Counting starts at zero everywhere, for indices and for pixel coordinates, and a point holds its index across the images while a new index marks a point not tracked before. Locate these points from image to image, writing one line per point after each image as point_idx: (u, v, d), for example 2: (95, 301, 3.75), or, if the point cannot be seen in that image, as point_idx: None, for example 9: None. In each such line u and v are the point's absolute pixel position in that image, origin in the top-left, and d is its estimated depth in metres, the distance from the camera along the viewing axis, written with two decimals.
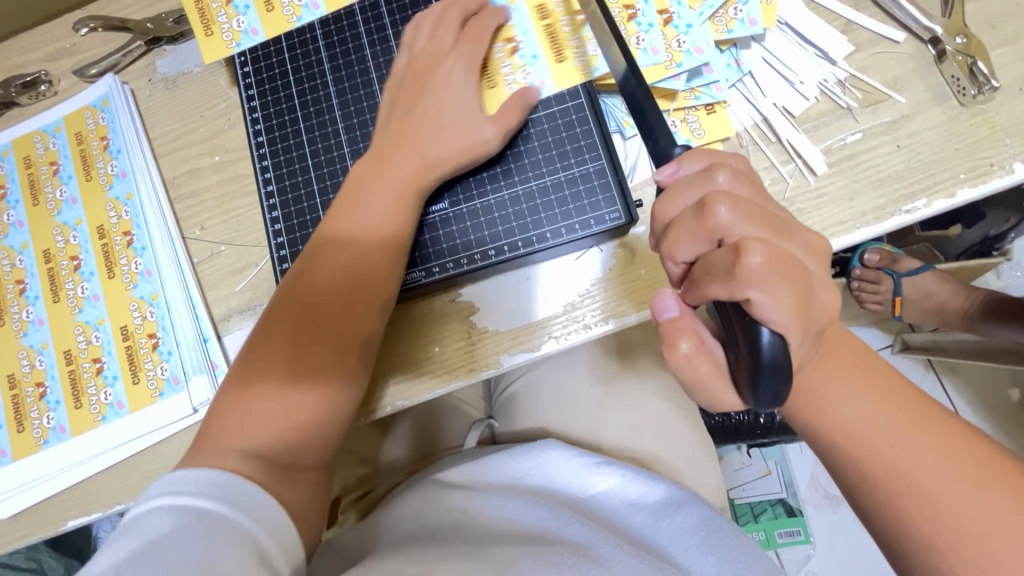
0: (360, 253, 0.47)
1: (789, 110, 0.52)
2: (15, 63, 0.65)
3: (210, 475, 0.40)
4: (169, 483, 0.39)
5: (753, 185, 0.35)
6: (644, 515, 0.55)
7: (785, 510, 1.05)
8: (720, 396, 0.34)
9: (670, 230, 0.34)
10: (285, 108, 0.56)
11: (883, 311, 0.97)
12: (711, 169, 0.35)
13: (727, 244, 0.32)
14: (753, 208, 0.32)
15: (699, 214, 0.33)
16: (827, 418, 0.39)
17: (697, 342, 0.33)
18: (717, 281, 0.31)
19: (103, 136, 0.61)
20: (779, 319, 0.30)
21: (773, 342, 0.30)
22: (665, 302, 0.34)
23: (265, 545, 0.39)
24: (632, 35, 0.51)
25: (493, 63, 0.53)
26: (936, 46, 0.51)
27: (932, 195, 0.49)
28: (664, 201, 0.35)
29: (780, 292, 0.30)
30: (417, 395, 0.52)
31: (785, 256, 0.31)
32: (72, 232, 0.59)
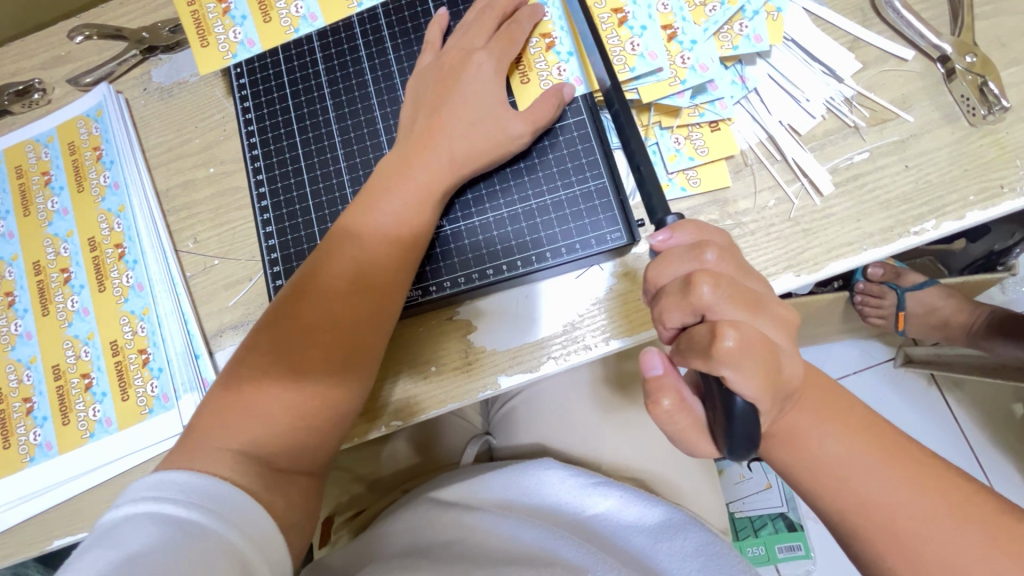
0: (353, 268, 0.45)
1: (795, 128, 0.51)
2: (9, 71, 0.64)
3: (196, 481, 0.38)
4: (153, 489, 0.37)
5: (738, 262, 0.35)
6: (642, 537, 0.54)
7: (785, 525, 1.03)
8: (699, 448, 0.35)
9: (659, 300, 0.35)
10: (281, 121, 0.56)
11: (886, 324, 0.95)
12: (701, 247, 0.35)
13: (708, 321, 0.33)
14: (734, 287, 0.33)
15: (683, 291, 0.33)
16: (833, 450, 0.37)
17: (678, 398, 0.35)
18: (697, 356, 0.32)
19: (96, 146, 0.60)
20: (751, 393, 0.31)
21: (745, 411, 0.31)
22: (652, 359, 0.35)
23: (250, 556, 0.37)
24: (626, 40, 0.50)
25: (527, 57, 0.51)
26: (945, 65, 0.50)
27: (941, 216, 0.48)
28: (656, 267, 0.36)
29: (753, 371, 0.31)
30: (412, 416, 0.51)
31: (757, 338, 0.32)
32: (63, 244, 0.58)
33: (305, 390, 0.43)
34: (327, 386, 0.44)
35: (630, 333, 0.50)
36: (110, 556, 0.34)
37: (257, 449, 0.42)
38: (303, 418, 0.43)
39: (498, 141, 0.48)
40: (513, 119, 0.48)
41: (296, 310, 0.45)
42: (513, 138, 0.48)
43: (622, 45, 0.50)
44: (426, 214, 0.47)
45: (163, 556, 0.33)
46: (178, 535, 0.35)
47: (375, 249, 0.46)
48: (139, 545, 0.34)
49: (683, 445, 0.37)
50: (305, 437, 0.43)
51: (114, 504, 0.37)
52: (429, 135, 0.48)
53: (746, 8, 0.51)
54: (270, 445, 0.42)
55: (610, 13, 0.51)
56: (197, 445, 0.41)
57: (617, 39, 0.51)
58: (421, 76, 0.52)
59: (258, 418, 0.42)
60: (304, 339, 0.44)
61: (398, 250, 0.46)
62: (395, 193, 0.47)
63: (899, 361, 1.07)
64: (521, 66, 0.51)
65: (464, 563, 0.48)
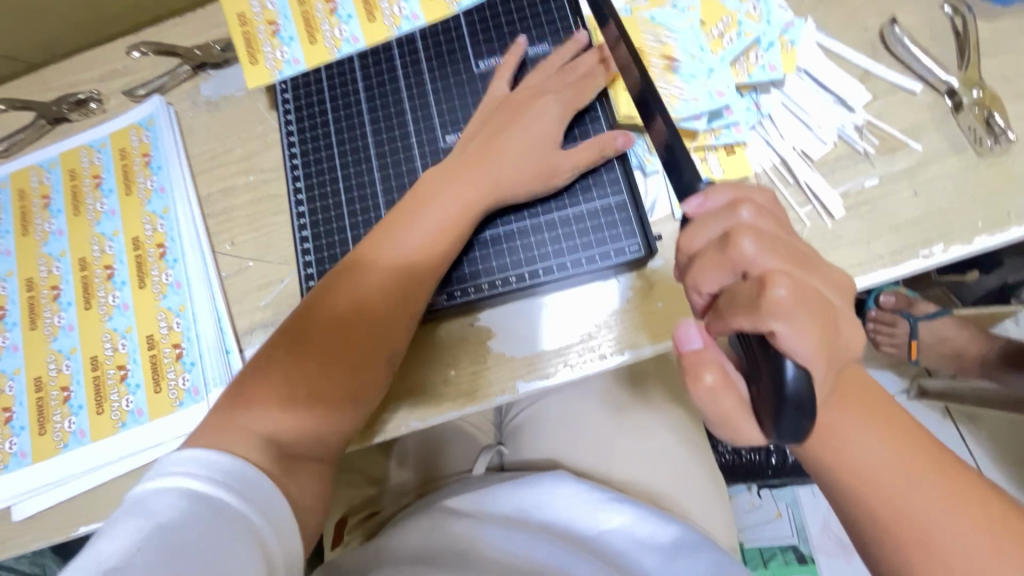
0: (358, 295, 0.48)
1: (807, 154, 0.53)
2: (68, 82, 0.69)
3: (228, 464, 0.40)
4: (184, 462, 0.39)
5: (776, 221, 0.35)
6: (655, 556, 0.54)
7: (796, 557, 1.02)
8: (744, 431, 0.34)
9: (693, 264, 0.35)
10: (321, 133, 0.59)
11: (899, 353, 0.97)
12: (735, 204, 0.35)
13: (751, 276, 0.32)
14: (776, 242, 0.33)
15: (722, 247, 0.33)
16: (843, 461, 0.38)
17: (721, 374, 0.34)
18: (741, 311, 0.31)
19: (146, 153, 0.64)
20: (804, 354, 0.30)
21: (798, 375, 0.30)
22: (687, 332, 0.35)
23: (271, 549, 0.38)
24: (671, 85, 0.53)
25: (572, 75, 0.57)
26: (952, 98, 0.53)
27: (949, 241, 0.50)
28: (687, 234, 0.36)
29: (805, 326, 0.30)
30: (429, 416, 0.53)
31: (808, 290, 0.31)
32: (109, 242, 0.61)
33: (317, 402, 0.45)
34: (337, 401, 0.46)
35: (646, 343, 0.51)
36: (144, 527, 0.36)
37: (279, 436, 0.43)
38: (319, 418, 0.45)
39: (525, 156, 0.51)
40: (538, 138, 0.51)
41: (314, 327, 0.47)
42: (557, 173, 0.51)
43: (668, 86, 0.53)
44: (452, 231, 0.50)
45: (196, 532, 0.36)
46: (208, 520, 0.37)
47: (389, 277, 0.48)
48: (172, 518, 0.36)
49: (726, 429, 0.35)
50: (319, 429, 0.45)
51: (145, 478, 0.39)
52: (479, 152, 0.51)
53: (761, 40, 0.54)
54: (288, 433, 0.44)
55: (660, 60, 0.54)
56: (227, 425, 0.43)
57: (666, 80, 0.53)
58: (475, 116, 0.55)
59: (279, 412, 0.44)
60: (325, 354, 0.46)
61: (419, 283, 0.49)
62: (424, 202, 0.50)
63: (912, 394, 1.06)
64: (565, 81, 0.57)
65: None
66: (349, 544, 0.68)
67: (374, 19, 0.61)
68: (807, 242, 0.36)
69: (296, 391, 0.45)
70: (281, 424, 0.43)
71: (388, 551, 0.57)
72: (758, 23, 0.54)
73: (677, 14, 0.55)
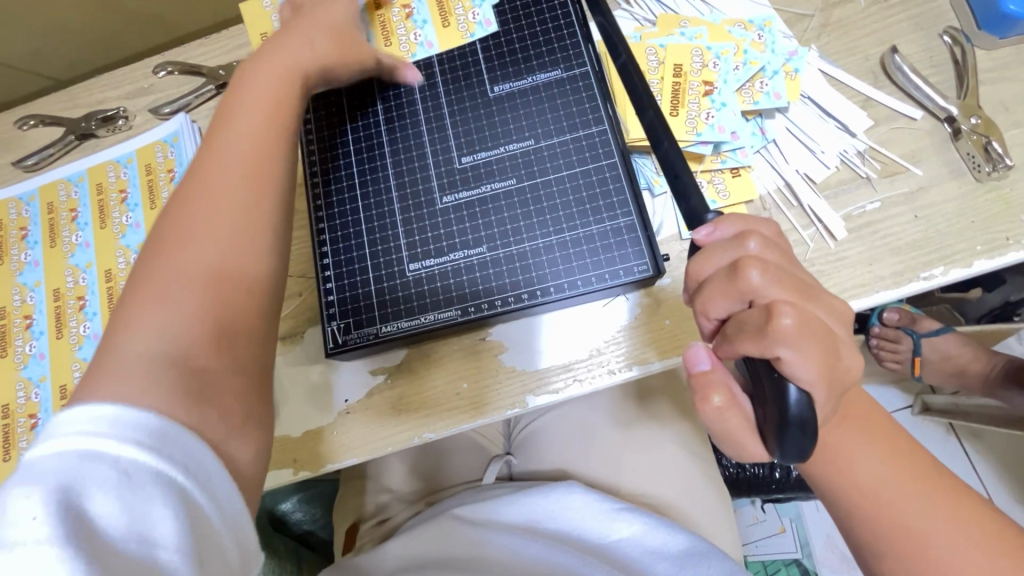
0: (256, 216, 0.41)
1: (811, 177, 0.55)
2: (96, 99, 0.72)
3: (145, 418, 0.31)
4: (106, 422, 0.30)
5: (782, 252, 0.37)
6: (666, 564, 0.55)
7: (799, 571, 1.03)
8: (749, 448, 0.36)
9: (703, 290, 0.37)
10: (337, 144, 0.59)
11: (902, 367, 0.98)
12: (743, 236, 0.36)
13: (758, 305, 0.34)
14: (783, 273, 0.34)
15: (730, 277, 0.35)
16: (846, 477, 0.40)
17: (729, 395, 0.35)
18: (748, 338, 0.33)
19: (170, 168, 0.66)
20: (807, 379, 0.32)
21: (799, 399, 0.32)
22: (698, 355, 0.36)
23: (217, 533, 0.31)
24: (704, 109, 0.55)
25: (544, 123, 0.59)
26: (951, 125, 0.54)
27: (949, 263, 0.51)
28: (697, 261, 0.38)
29: (809, 354, 0.32)
30: (443, 428, 0.54)
31: (813, 320, 0.33)
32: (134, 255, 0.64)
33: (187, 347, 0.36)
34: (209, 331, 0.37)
35: (654, 359, 0.53)
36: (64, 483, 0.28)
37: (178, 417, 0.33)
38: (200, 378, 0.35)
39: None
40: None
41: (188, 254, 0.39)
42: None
43: (699, 111, 0.55)
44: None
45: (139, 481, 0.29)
46: (145, 471, 0.29)
47: (278, 199, 0.43)
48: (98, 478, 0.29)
49: (729, 445, 0.37)
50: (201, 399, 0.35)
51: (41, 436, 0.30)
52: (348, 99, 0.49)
53: (766, 68, 0.56)
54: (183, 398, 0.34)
55: (699, 84, 0.56)
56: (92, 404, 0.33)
57: (697, 104, 0.55)
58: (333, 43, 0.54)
59: (137, 375, 0.33)
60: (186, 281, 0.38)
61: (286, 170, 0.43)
62: None
63: (917, 410, 1.07)
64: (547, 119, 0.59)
65: None
66: (360, 549, 0.70)
67: (390, 44, 0.62)
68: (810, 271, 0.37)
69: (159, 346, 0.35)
70: (167, 395, 0.33)
71: None
72: (764, 52, 0.56)
73: (685, 41, 0.57)
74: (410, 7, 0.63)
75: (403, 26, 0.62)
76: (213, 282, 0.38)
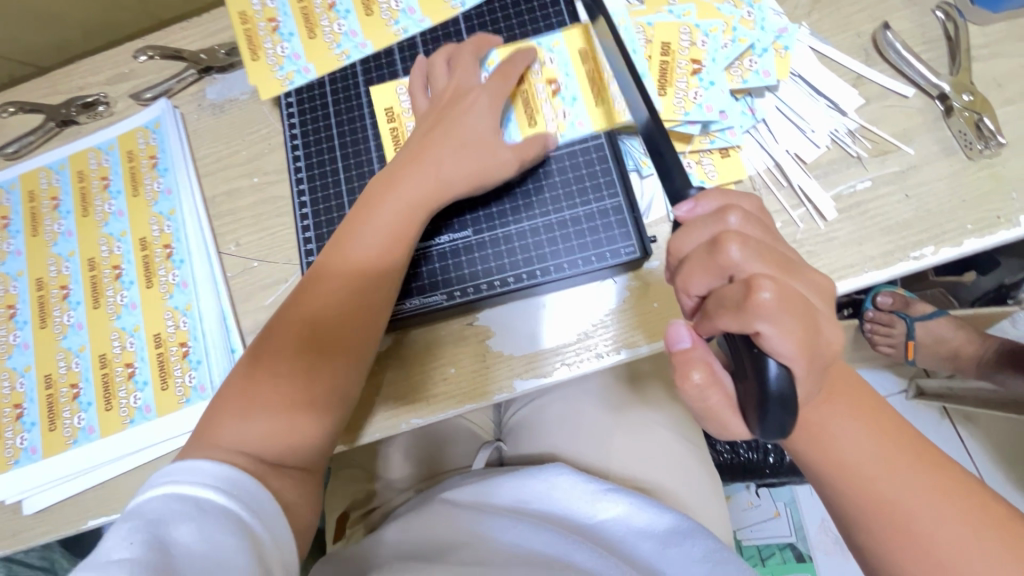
0: (352, 264, 0.50)
1: (801, 157, 0.54)
2: (77, 85, 0.70)
3: (231, 474, 0.43)
4: (206, 472, 0.43)
5: (763, 227, 0.37)
6: (650, 543, 0.56)
7: (794, 555, 1.03)
8: (729, 424, 0.35)
9: (683, 267, 0.36)
10: (323, 136, 0.61)
11: (896, 353, 0.98)
12: (723, 210, 0.36)
13: (738, 280, 0.34)
14: (763, 248, 0.34)
15: (711, 252, 0.34)
16: (834, 458, 0.39)
17: (708, 372, 0.35)
18: (727, 313, 0.33)
19: (152, 155, 0.65)
20: (786, 354, 0.31)
21: (779, 374, 0.31)
22: (679, 332, 0.36)
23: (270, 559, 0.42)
24: (692, 88, 0.54)
25: (534, 100, 0.56)
26: (943, 103, 0.54)
27: (939, 243, 0.50)
28: (678, 237, 0.37)
29: (789, 328, 0.31)
30: (430, 413, 0.54)
31: (793, 295, 0.33)
32: (117, 243, 0.63)
33: (303, 384, 0.47)
34: (318, 378, 0.48)
35: (643, 342, 0.52)
36: (145, 527, 0.39)
37: (258, 437, 0.46)
38: (295, 408, 0.47)
39: (506, 159, 0.52)
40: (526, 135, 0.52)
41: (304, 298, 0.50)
42: (502, 164, 0.52)
43: (687, 89, 0.54)
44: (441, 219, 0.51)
45: (182, 531, 0.39)
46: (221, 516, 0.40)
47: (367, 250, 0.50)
48: (168, 518, 0.40)
49: (711, 423, 0.36)
50: (297, 426, 0.47)
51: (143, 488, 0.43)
52: (424, 152, 0.52)
53: (756, 45, 0.55)
54: (272, 433, 0.46)
55: (687, 62, 0.55)
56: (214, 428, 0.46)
57: (686, 83, 0.54)
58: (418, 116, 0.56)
59: (261, 407, 0.47)
60: (302, 320, 0.49)
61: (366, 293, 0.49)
62: (415, 198, 0.51)
63: (911, 394, 1.07)
64: (528, 103, 0.56)
65: (478, 564, 0.52)
66: (350, 538, 0.70)
67: (535, 123, 0.56)
68: (791, 247, 0.37)
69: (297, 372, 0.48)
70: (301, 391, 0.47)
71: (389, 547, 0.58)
72: (753, 29, 0.55)
73: (674, 19, 0.56)
74: (556, 81, 0.57)
75: (549, 103, 0.56)
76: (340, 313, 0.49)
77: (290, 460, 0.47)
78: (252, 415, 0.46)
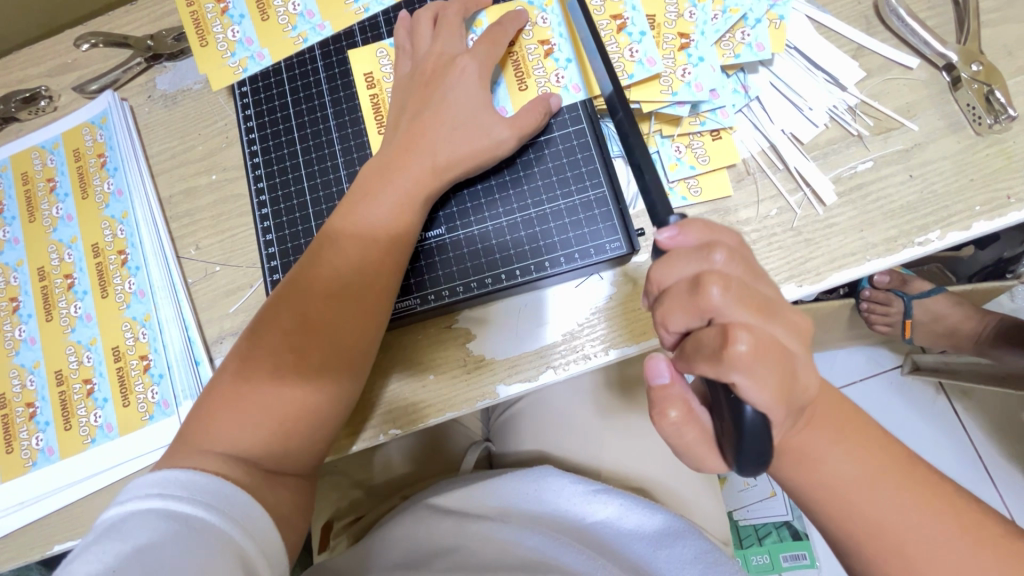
0: (341, 263, 0.46)
1: (797, 137, 0.51)
2: (17, 78, 0.65)
3: (215, 485, 0.39)
4: (184, 485, 0.38)
5: (748, 265, 0.33)
6: (641, 544, 0.54)
7: (790, 533, 1.02)
8: (706, 461, 0.34)
9: (662, 302, 0.33)
10: (282, 129, 0.56)
11: (893, 332, 0.93)
12: (709, 246, 0.32)
13: (717, 325, 0.31)
14: (745, 291, 0.31)
15: (691, 293, 0.31)
16: (834, 465, 0.37)
17: (686, 410, 0.33)
18: (705, 361, 0.30)
19: (101, 153, 0.60)
20: (762, 401, 0.29)
21: (755, 420, 0.29)
22: (658, 367, 0.33)
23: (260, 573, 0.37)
24: (680, 66, 0.50)
25: (526, 64, 0.52)
26: (950, 73, 0.50)
27: (946, 227, 0.47)
28: (659, 268, 0.33)
29: (765, 378, 0.29)
30: (410, 423, 0.51)
31: (770, 343, 0.30)
32: (67, 250, 0.58)
33: (293, 395, 0.43)
34: (307, 388, 0.44)
35: (630, 343, 0.49)
36: (121, 551, 0.34)
37: (242, 447, 0.42)
38: (283, 424, 0.43)
39: (477, 148, 0.48)
40: (495, 124, 0.48)
41: (285, 302, 0.45)
42: (498, 143, 0.48)
43: (675, 68, 0.50)
44: (407, 216, 0.47)
45: (167, 553, 0.34)
46: (204, 533, 0.36)
47: (360, 246, 0.46)
48: (149, 540, 0.34)
49: (688, 457, 0.35)
50: (287, 442, 0.43)
51: (117, 501, 0.38)
52: (420, 141, 0.48)
53: (748, 16, 0.51)
54: (254, 448, 0.42)
55: (674, 36, 0.51)
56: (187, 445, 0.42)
57: (674, 60, 0.50)
58: (403, 84, 0.52)
59: (243, 426, 0.42)
60: (288, 326, 0.44)
61: (357, 294, 0.45)
62: (380, 196, 0.47)
63: (906, 369, 1.06)
64: (519, 69, 0.52)
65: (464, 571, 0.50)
66: (334, 549, 0.68)
67: (526, 87, 0.51)
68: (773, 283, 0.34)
69: (284, 372, 0.43)
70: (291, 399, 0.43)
71: (373, 558, 0.56)
72: None
73: None
74: (550, 42, 0.52)
75: (541, 65, 0.51)
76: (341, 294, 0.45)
77: (279, 468, 0.43)
78: (227, 428, 0.42)
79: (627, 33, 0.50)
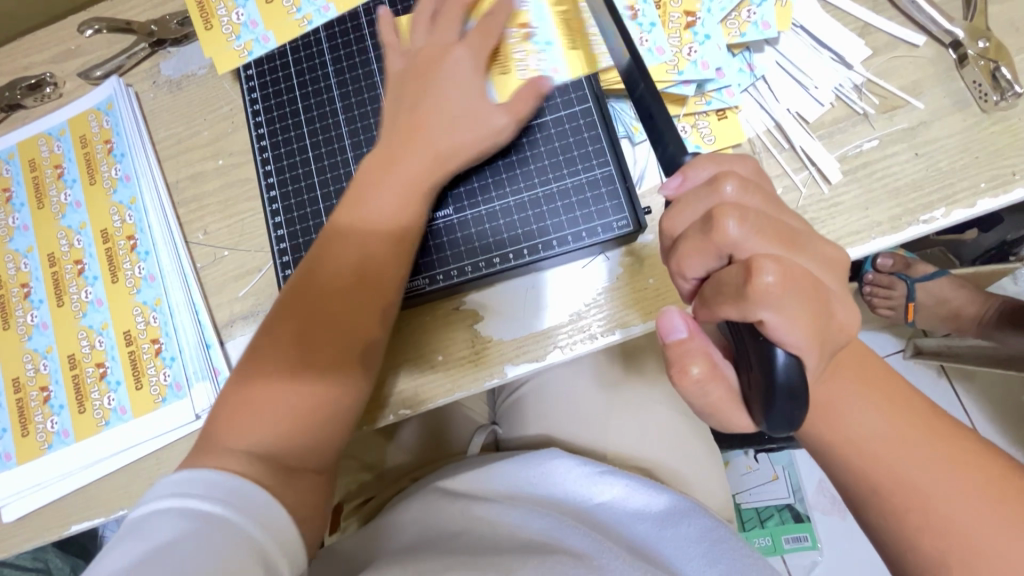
0: (370, 249, 0.47)
1: (803, 117, 0.51)
2: (20, 65, 0.65)
3: (231, 480, 0.39)
4: (200, 480, 0.39)
5: (763, 195, 0.34)
6: (647, 525, 0.55)
7: (791, 516, 1.03)
8: (733, 420, 0.34)
9: (678, 248, 0.34)
10: (288, 111, 0.56)
11: (895, 315, 0.95)
12: (717, 180, 0.33)
13: (736, 261, 0.31)
14: (763, 221, 0.31)
15: (705, 231, 0.32)
16: (828, 428, 0.37)
17: (708, 365, 0.33)
18: (728, 301, 0.30)
19: (107, 139, 0.60)
20: (794, 341, 0.29)
21: (787, 363, 0.29)
22: (671, 322, 0.34)
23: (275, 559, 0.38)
24: (686, 44, 0.50)
25: (530, 39, 0.52)
26: (957, 51, 0.50)
27: (951, 204, 0.47)
28: (671, 216, 0.35)
29: (792, 313, 0.29)
30: (420, 403, 0.51)
31: (797, 271, 0.30)
32: (77, 236, 0.59)
33: (316, 374, 0.44)
34: (337, 367, 0.45)
35: (636, 322, 0.50)
36: (143, 549, 0.35)
37: (260, 426, 0.42)
38: (309, 404, 0.44)
39: (486, 135, 0.48)
40: (504, 107, 0.48)
41: (310, 287, 0.46)
42: (500, 130, 0.48)
43: (682, 46, 0.50)
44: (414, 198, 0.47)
45: (183, 551, 0.35)
46: (218, 526, 0.37)
47: (389, 235, 0.47)
48: (166, 537, 0.36)
49: (715, 418, 0.35)
50: (311, 421, 0.44)
51: (142, 497, 0.39)
52: (433, 122, 0.49)
53: None
54: (271, 427, 0.43)
55: (680, 14, 0.51)
56: (211, 427, 0.42)
57: (680, 39, 0.50)
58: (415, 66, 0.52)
59: (272, 404, 0.43)
60: (313, 310, 0.45)
61: (383, 279, 0.46)
62: (389, 180, 0.48)
63: (908, 353, 1.05)
64: (523, 46, 0.52)
65: (474, 550, 0.49)
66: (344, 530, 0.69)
67: (526, 63, 0.51)
68: (798, 215, 0.34)
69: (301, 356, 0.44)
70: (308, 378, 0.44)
71: (385, 536, 0.57)
72: None
73: None
74: (554, 16, 0.52)
75: (544, 40, 0.51)
76: (363, 276, 0.46)
77: (292, 447, 0.43)
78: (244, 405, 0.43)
79: (636, 22, 0.50)
